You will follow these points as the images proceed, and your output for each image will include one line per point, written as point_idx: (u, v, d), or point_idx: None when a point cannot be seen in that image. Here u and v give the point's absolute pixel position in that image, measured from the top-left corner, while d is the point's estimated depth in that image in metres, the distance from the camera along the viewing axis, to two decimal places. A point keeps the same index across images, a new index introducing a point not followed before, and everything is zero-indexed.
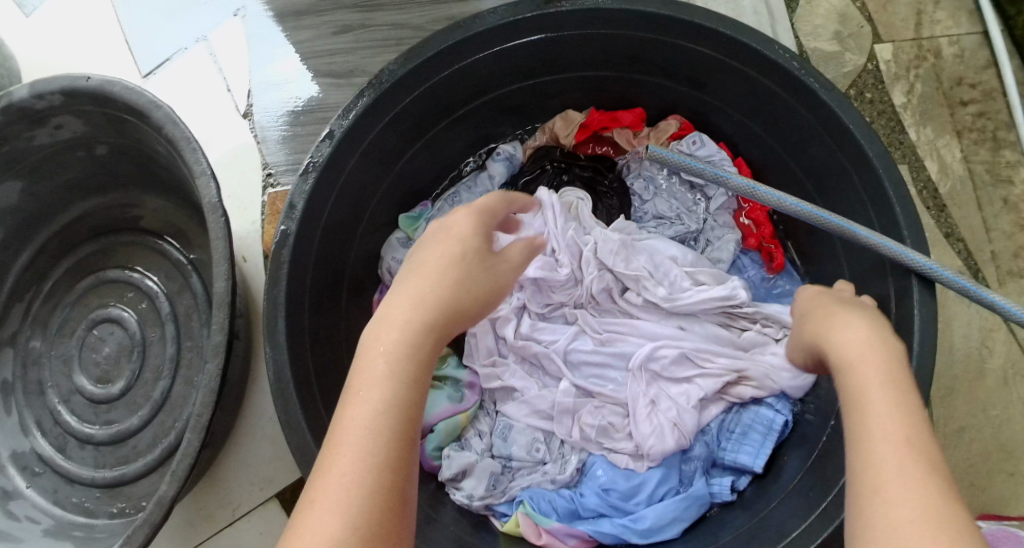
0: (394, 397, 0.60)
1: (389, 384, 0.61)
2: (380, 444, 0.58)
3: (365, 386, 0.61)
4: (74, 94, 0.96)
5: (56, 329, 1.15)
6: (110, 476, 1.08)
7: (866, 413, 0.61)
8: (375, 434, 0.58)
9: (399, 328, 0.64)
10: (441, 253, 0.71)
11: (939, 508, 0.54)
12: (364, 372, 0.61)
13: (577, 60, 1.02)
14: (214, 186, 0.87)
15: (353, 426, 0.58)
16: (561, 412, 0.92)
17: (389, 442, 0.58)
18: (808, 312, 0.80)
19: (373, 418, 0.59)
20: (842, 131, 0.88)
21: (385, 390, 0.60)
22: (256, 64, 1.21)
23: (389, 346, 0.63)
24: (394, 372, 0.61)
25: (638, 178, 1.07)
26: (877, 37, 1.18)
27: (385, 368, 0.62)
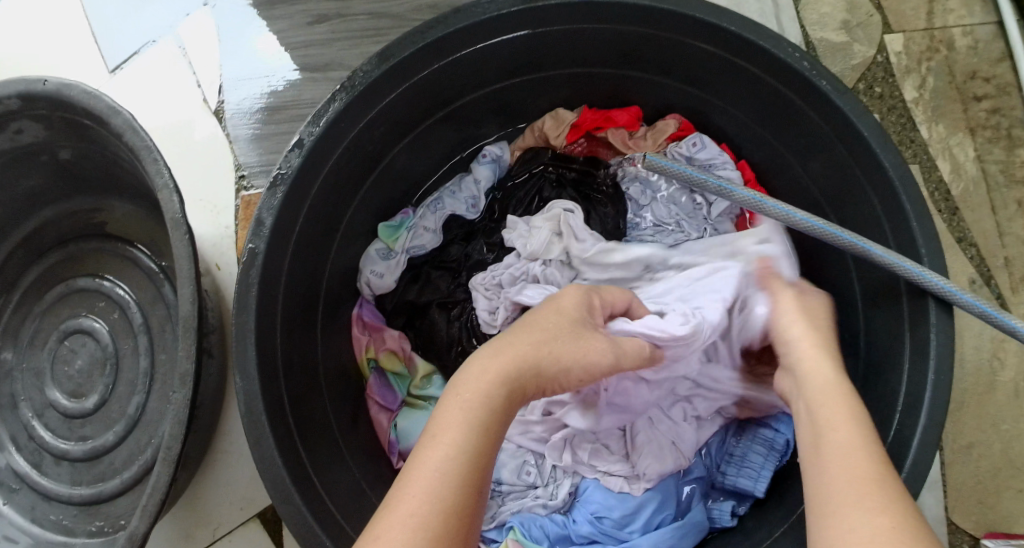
0: (465, 448, 0.59)
1: (474, 429, 0.60)
2: (448, 501, 0.56)
3: (451, 428, 0.60)
4: (32, 98, 0.90)
5: (27, 340, 1.10)
6: (86, 494, 1.04)
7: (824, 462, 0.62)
8: (441, 488, 0.57)
9: (499, 375, 0.65)
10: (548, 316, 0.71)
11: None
12: (453, 412, 0.61)
13: (566, 57, 0.96)
14: (177, 200, 0.82)
15: (420, 476, 0.57)
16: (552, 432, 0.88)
17: (453, 498, 0.57)
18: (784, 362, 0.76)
19: (444, 466, 0.58)
20: (854, 137, 0.82)
21: (461, 443, 0.59)
22: (228, 56, 1.15)
23: (473, 395, 0.63)
24: (469, 427, 0.60)
25: (634, 184, 1.02)
26: (886, 27, 1.11)
27: (463, 418, 0.61)
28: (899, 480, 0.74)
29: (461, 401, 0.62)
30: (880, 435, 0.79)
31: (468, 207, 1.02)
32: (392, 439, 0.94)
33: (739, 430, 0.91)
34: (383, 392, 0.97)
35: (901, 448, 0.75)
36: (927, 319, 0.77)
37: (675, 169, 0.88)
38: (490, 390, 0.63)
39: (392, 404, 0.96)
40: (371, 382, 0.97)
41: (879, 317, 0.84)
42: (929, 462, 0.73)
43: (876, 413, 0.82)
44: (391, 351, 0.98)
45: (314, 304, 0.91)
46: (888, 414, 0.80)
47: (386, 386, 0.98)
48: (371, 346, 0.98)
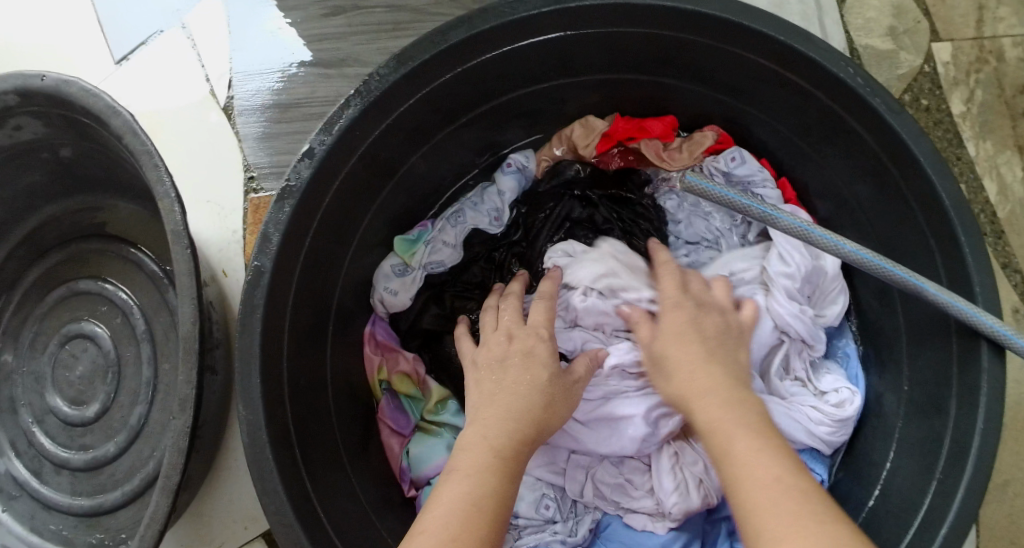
0: (484, 481, 0.63)
1: (487, 471, 0.64)
2: (474, 527, 0.60)
3: (469, 472, 0.64)
4: (30, 94, 0.85)
5: (27, 345, 1.06)
6: (86, 506, 1.01)
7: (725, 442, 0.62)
8: (465, 513, 0.61)
9: (507, 419, 0.69)
10: (535, 354, 0.76)
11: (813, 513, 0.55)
12: (471, 459, 0.65)
13: (597, 62, 0.90)
14: (179, 212, 0.78)
15: (446, 505, 0.61)
16: (573, 468, 0.87)
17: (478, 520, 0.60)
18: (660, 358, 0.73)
19: (463, 502, 0.61)
20: (909, 161, 0.78)
21: (479, 478, 0.64)
22: (238, 47, 1.09)
23: (483, 439, 0.68)
24: (481, 460, 0.65)
25: (672, 196, 0.98)
26: (934, 34, 1.05)
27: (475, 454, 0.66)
28: (940, 535, 0.71)
29: (472, 442, 0.68)
30: (921, 482, 0.76)
31: (490, 220, 0.97)
32: (404, 466, 0.91)
33: None
34: (395, 415, 0.94)
35: (944, 501, 0.72)
36: (978, 363, 0.74)
37: (714, 191, 0.82)
38: (493, 433, 0.68)
39: (404, 428, 0.93)
40: (383, 406, 0.94)
41: (928, 353, 0.81)
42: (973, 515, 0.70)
43: (918, 458, 0.78)
44: (403, 373, 0.94)
45: (325, 320, 0.87)
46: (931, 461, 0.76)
47: (400, 409, 0.95)
48: (384, 367, 0.94)
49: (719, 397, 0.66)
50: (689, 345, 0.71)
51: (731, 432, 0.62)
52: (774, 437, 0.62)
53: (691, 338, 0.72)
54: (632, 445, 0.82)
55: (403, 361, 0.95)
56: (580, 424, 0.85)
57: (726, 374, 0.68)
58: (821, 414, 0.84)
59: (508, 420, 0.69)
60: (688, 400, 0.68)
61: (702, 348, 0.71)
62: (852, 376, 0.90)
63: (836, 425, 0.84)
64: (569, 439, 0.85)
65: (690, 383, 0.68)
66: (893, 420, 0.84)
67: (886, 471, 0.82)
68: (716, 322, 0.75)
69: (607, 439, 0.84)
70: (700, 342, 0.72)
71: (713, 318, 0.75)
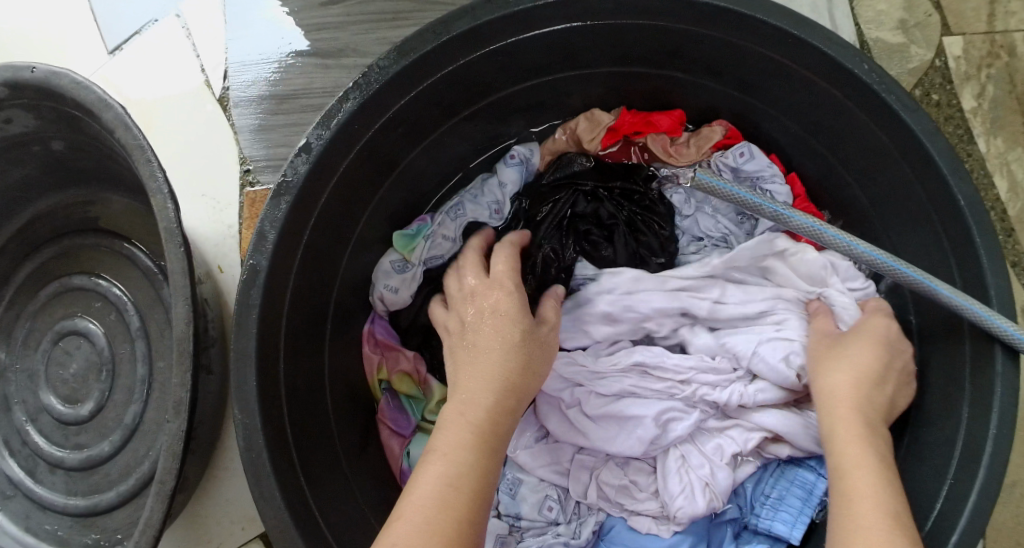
0: (462, 459, 0.63)
1: (466, 449, 0.64)
2: (453, 508, 0.60)
3: (450, 449, 0.64)
4: (20, 86, 0.83)
5: (20, 342, 1.04)
6: (82, 506, 0.99)
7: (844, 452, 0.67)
8: (445, 494, 0.61)
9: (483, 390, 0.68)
10: (502, 313, 0.74)
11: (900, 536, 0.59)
12: (451, 437, 0.65)
13: (603, 54, 0.88)
14: (173, 209, 0.76)
15: (427, 485, 0.61)
16: (577, 468, 0.85)
17: (456, 500, 0.61)
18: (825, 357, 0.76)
19: (444, 480, 0.62)
20: (922, 159, 0.76)
21: (459, 456, 0.63)
22: (233, 36, 1.06)
23: (461, 415, 0.67)
24: (461, 436, 0.65)
25: (680, 191, 0.96)
26: (946, 28, 1.03)
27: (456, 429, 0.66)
28: (950, 541, 0.69)
29: (452, 417, 0.67)
30: (932, 487, 0.75)
31: (490, 213, 0.96)
32: (404, 467, 0.89)
33: (775, 470, 0.85)
34: (395, 415, 0.92)
35: (955, 507, 0.71)
36: (992, 367, 0.73)
37: (724, 189, 0.81)
38: (471, 410, 0.67)
39: (404, 429, 0.91)
40: (383, 406, 0.92)
41: (941, 355, 0.80)
42: (984, 522, 0.69)
43: (928, 461, 0.77)
44: (404, 372, 0.92)
45: (323, 319, 0.85)
46: (942, 466, 0.75)
47: (399, 409, 0.93)
48: (384, 366, 0.92)
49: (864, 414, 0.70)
50: (846, 359, 0.74)
51: (858, 458, 0.66)
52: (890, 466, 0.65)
53: (851, 350, 0.75)
54: (640, 445, 0.82)
55: (403, 359, 0.93)
56: (589, 422, 0.84)
57: (877, 396, 0.72)
58: None
59: (487, 394, 0.68)
60: (830, 401, 0.72)
61: (873, 371, 0.73)
62: None
63: None
64: (577, 437, 0.85)
65: (839, 388, 0.72)
66: (902, 422, 0.83)
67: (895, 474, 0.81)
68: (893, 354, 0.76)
69: (613, 437, 0.83)
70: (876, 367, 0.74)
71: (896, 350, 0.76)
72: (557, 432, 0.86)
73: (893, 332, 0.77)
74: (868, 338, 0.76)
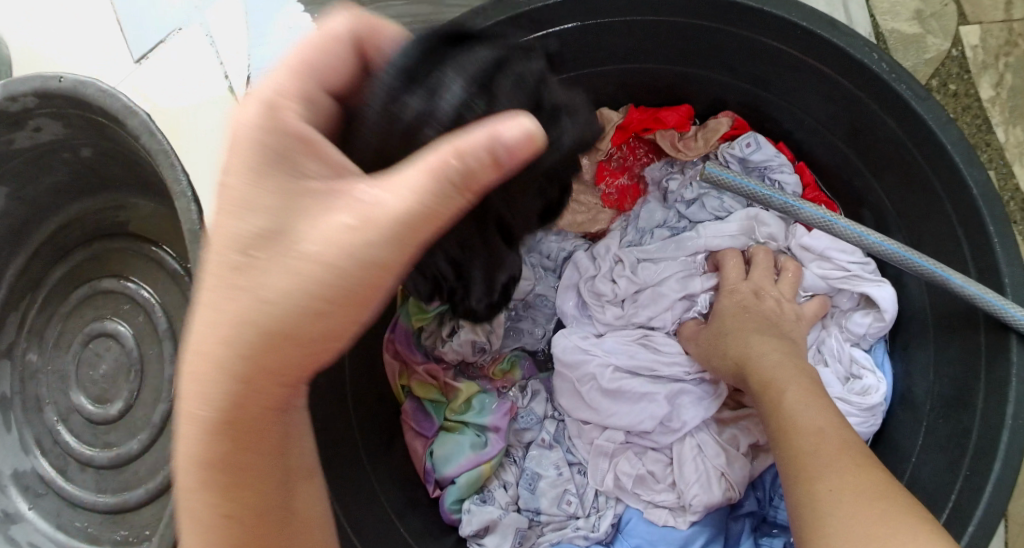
0: (225, 444, 0.54)
1: (244, 434, 0.54)
2: (249, 516, 0.56)
3: (206, 435, 0.54)
4: (49, 97, 0.87)
5: (52, 343, 1.07)
6: (112, 503, 1.01)
7: (775, 395, 0.73)
8: (227, 496, 0.55)
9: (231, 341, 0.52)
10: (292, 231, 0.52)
11: (851, 449, 0.65)
12: (200, 417, 0.54)
13: (613, 51, 0.89)
14: (195, 210, 0.78)
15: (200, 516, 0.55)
16: (596, 456, 0.87)
17: (258, 510, 0.56)
18: (723, 331, 0.83)
19: (215, 487, 0.55)
20: (935, 149, 0.76)
21: (222, 461, 0.54)
22: (254, 44, 1.09)
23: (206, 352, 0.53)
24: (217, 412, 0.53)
25: (676, 176, 0.98)
26: (962, 17, 1.03)
27: (200, 380, 0.54)
28: (967, 533, 0.69)
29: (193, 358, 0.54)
30: (951, 476, 0.75)
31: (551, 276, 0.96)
32: (428, 467, 0.88)
33: None
34: (419, 417, 0.90)
35: (974, 494, 0.71)
36: (1008, 356, 0.73)
37: (735, 181, 0.85)
38: (211, 349, 0.53)
39: (428, 430, 0.89)
40: (406, 408, 0.90)
41: (959, 346, 0.79)
42: (1002, 510, 0.69)
43: (945, 452, 0.77)
44: (425, 379, 0.90)
45: None
46: (961, 453, 0.75)
47: (423, 413, 0.91)
48: (405, 372, 0.91)
49: (772, 359, 0.77)
50: (746, 319, 0.83)
51: (782, 391, 0.73)
52: (818, 394, 0.72)
53: (749, 319, 0.83)
54: (651, 423, 0.85)
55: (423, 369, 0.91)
56: (600, 397, 0.87)
57: (777, 342, 0.80)
58: (848, 405, 0.84)
59: (223, 329, 0.53)
60: (744, 365, 0.78)
61: (757, 322, 0.83)
62: (877, 362, 0.88)
63: (864, 415, 0.84)
64: (588, 412, 0.87)
65: (742, 349, 0.80)
66: (922, 411, 0.83)
67: (912, 465, 0.81)
68: (773, 302, 0.86)
69: (623, 412, 0.86)
70: (760, 318, 0.83)
71: (773, 300, 0.86)
72: (569, 407, 0.89)
73: (770, 310, 0.85)
74: (737, 314, 0.84)
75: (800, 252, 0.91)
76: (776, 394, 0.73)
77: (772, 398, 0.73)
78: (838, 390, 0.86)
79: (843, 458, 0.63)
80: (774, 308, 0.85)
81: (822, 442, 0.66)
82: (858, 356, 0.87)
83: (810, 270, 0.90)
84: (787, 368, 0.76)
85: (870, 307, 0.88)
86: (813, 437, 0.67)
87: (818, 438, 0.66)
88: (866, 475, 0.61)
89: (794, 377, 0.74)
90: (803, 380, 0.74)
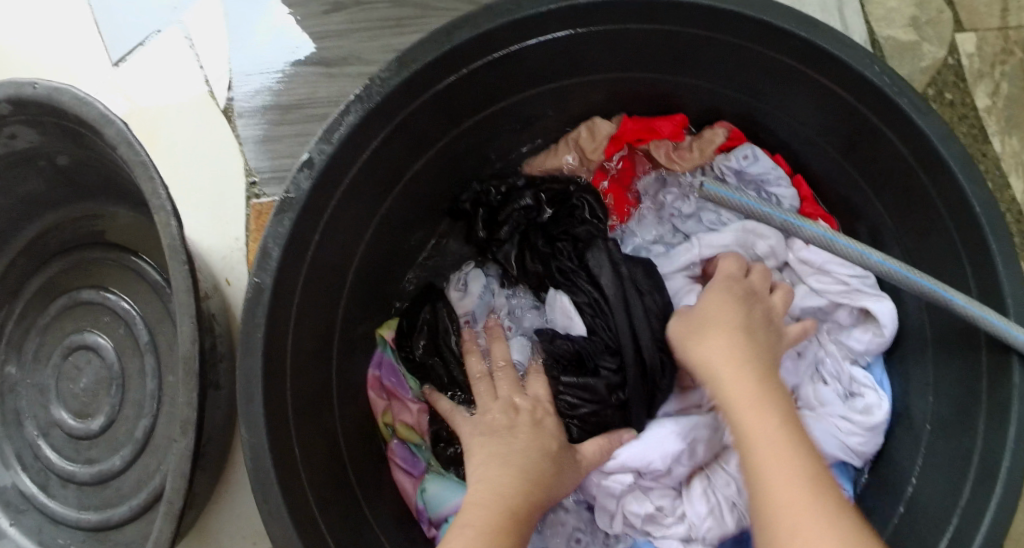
0: (501, 508, 0.70)
1: (517, 519, 0.71)
2: None
3: (494, 503, 0.71)
4: (22, 103, 0.83)
5: (30, 356, 1.05)
6: (94, 520, 0.99)
7: (739, 407, 0.69)
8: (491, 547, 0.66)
9: (536, 455, 0.77)
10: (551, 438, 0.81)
11: (806, 473, 0.62)
12: (504, 492, 0.72)
13: (610, 60, 0.86)
14: (175, 226, 0.76)
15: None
16: (604, 497, 0.85)
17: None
18: (702, 331, 0.78)
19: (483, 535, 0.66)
20: (938, 164, 0.74)
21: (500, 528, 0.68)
22: (236, 47, 1.05)
23: (520, 454, 0.77)
24: (505, 495, 0.72)
25: (672, 189, 0.96)
26: (958, 25, 1.02)
27: (510, 474, 0.75)
28: None
29: (486, 457, 0.78)
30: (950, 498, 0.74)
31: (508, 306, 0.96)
32: (420, 506, 0.89)
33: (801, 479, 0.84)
34: (406, 456, 0.92)
35: (973, 518, 0.71)
36: (1008, 378, 0.72)
37: (731, 198, 0.85)
38: (525, 453, 0.77)
39: (415, 469, 0.91)
40: (393, 448, 0.92)
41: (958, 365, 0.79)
42: (1003, 535, 0.68)
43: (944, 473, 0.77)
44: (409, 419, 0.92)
45: (330, 331, 0.85)
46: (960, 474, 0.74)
47: (407, 452, 0.92)
48: (389, 411, 0.93)
49: (748, 369, 0.72)
50: (726, 318, 0.77)
51: (751, 400, 0.69)
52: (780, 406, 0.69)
53: (726, 319, 0.77)
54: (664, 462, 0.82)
55: (408, 410, 0.93)
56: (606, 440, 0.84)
57: (754, 347, 0.75)
58: (851, 425, 0.84)
59: (525, 454, 0.77)
60: (717, 370, 0.74)
61: (739, 323, 0.77)
62: (877, 380, 0.87)
63: (868, 435, 0.84)
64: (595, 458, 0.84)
65: (719, 354, 0.74)
66: (920, 430, 0.82)
67: (910, 485, 0.80)
68: (762, 309, 0.81)
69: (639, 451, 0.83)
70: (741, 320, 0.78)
71: (760, 307, 0.81)
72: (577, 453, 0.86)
73: (752, 310, 0.80)
74: (717, 313, 0.79)
75: (799, 266, 0.90)
76: (740, 406, 0.69)
77: (736, 410, 0.69)
78: (837, 414, 0.84)
79: (799, 483, 0.61)
80: (759, 313, 0.79)
81: (778, 467, 0.62)
82: (857, 374, 0.86)
83: (809, 285, 0.89)
84: (758, 377, 0.71)
85: (869, 322, 0.87)
86: (771, 458, 0.63)
87: (776, 461, 0.63)
88: (822, 510, 0.59)
89: (773, 393, 0.70)
90: (773, 388, 0.71)
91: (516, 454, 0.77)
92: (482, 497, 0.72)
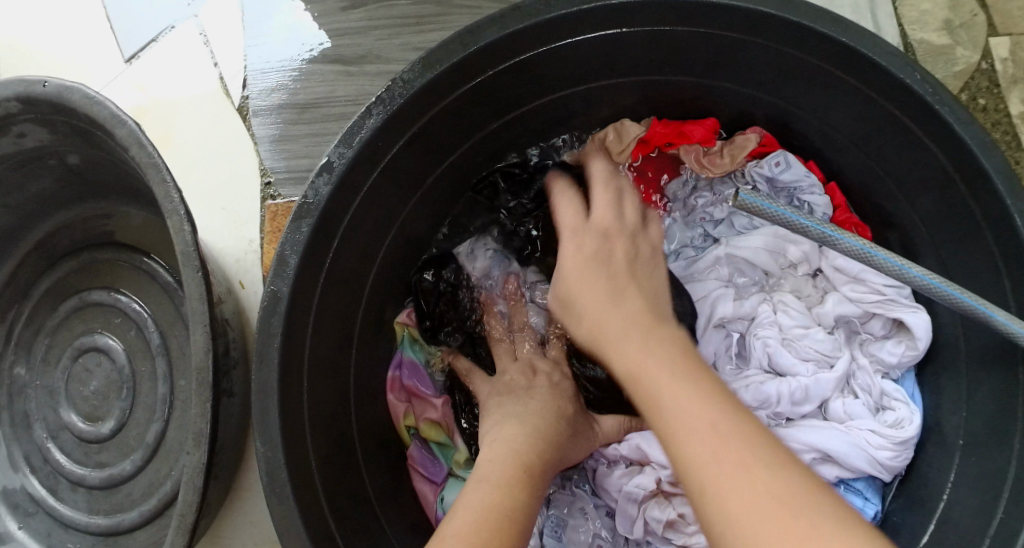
0: (521, 464, 0.70)
1: (534, 476, 0.70)
2: (509, 530, 0.61)
3: (508, 457, 0.71)
4: (32, 101, 0.81)
5: (40, 358, 1.03)
6: (104, 525, 0.98)
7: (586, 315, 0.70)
8: (509, 498, 0.65)
9: (552, 421, 0.79)
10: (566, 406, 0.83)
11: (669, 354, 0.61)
12: (519, 447, 0.73)
13: (636, 63, 0.84)
14: (189, 230, 0.74)
15: (477, 505, 0.63)
16: (624, 502, 0.83)
17: (518, 519, 0.63)
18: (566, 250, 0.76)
19: (498, 486, 0.66)
20: (979, 176, 0.72)
21: (512, 485, 0.67)
22: (252, 44, 1.03)
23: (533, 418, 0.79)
24: (520, 451, 0.73)
25: (705, 194, 0.95)
26: (991, 28, 0.99)
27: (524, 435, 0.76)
28: None
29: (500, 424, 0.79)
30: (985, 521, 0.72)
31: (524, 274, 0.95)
32: (439, 514, 0.87)
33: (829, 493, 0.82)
34: (426, 463, 0.90)
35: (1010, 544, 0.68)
36: None
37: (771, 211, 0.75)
38: (539, 418, 0.79)
39: (436, 476, 0.89)
40: (413, 454, 0.90)
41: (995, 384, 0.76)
42: None
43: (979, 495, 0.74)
44: (432, 420, 0.91)
45: (347, 338, 0.83)
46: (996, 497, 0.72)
47: (428, 456, 0.91)
48: (411, 413, 0.91)
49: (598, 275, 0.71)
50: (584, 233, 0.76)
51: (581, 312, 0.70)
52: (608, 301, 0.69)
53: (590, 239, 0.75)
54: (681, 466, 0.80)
55: (431, 407, 0.91)
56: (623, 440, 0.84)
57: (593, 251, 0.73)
58: (881, 438, 0.80)
59: (538, 419, 0.79)
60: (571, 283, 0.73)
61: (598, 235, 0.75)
62: (908, 393, 0.85)
63: (898, 448, 0.81)
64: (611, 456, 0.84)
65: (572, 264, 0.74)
66: (952, 448, 0.80)
67: (942, 505, 0.78)
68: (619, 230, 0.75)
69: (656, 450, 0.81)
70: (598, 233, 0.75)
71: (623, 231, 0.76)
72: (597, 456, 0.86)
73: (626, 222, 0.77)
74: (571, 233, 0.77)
75: (833, 273, 0.87)
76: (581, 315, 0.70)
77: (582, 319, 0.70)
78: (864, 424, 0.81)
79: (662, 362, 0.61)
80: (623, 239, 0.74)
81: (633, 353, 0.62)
82: (888, 388, 0.83)
83: (843, 293, 0.86)
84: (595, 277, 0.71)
85: (903, 334, 0.85)
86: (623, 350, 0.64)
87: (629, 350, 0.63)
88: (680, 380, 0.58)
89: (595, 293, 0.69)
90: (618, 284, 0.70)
91: (534, 414, 0.79)
92: (499, 450, 0.73)
